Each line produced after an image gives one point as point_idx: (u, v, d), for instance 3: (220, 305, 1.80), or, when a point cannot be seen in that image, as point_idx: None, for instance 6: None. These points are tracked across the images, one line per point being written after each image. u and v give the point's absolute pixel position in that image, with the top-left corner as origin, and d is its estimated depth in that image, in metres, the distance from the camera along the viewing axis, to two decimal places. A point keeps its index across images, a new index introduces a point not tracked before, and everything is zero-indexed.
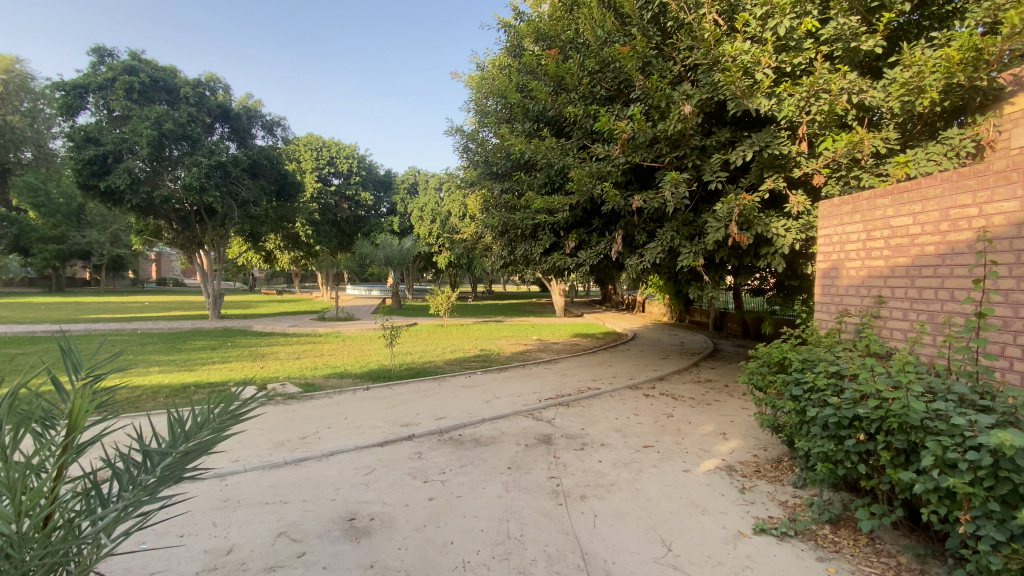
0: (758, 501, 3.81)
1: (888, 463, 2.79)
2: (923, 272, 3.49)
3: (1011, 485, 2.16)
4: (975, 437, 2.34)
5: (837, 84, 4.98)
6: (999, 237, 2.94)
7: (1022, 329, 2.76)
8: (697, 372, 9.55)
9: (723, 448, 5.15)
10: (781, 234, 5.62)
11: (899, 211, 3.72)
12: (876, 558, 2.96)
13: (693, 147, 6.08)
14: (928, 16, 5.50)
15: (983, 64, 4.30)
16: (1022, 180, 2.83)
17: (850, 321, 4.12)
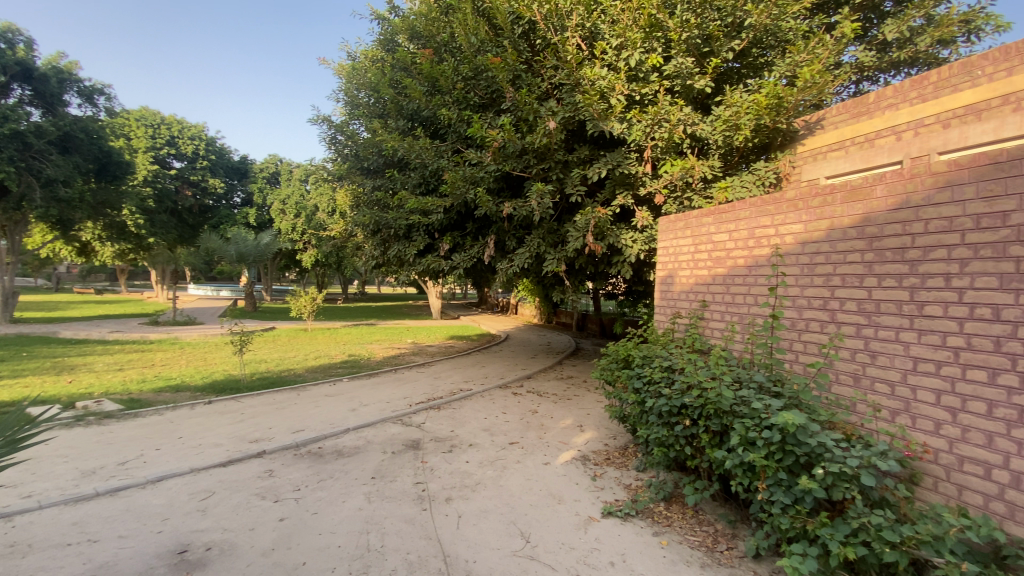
0: (607, 486, 4.19)
1: (707, 444, 3.27)
2: (735, 280, 4.14)
3: (793, 456, 2.67)
4: (768, 418, 2.84)
5: (676, 116, 5.70)
6: (789, 253, 3.61)
7: (804, 328, 3.43)
8: (561, 370, 10.19)
9: (580, 439, 5.57)
10: (630, 245, 6.28)
11: (720, 229, 4.37)
12: (698, 527, 3.44)
13: (557, 160, 6.48)
14: (745, 65, 6.54)
15: (785, 110, 5.25)
16: (804, 209, 3.51)
17: (682, 321, 4.74)
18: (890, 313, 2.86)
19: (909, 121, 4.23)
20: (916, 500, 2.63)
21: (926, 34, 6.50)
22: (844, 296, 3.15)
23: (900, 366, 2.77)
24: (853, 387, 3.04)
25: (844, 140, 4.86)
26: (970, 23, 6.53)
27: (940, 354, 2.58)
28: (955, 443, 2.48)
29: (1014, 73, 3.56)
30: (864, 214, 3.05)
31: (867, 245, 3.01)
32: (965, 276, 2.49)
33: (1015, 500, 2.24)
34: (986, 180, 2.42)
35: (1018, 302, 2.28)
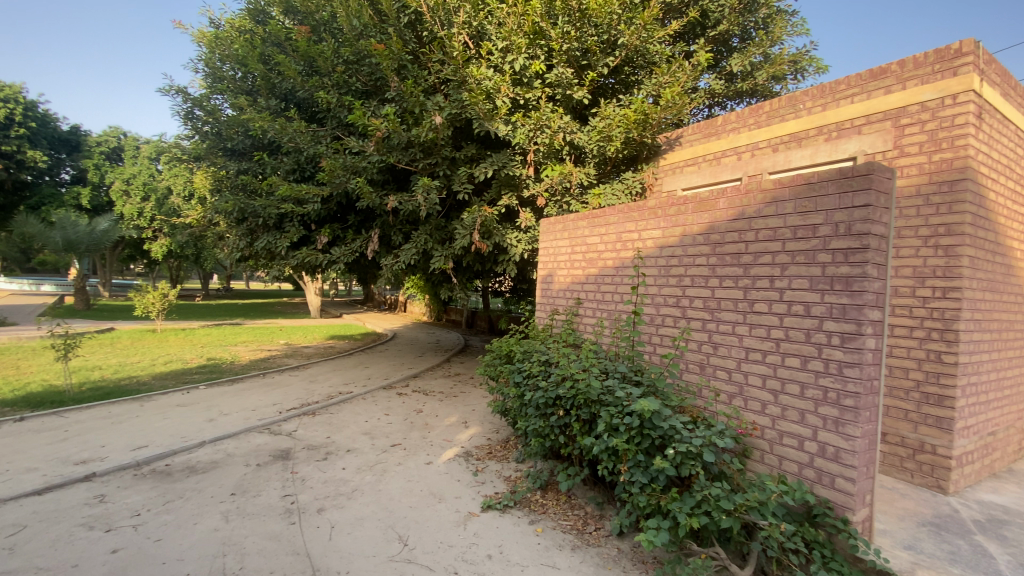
0: (487, 480, 4.26)
1: (579, 432, 3.48)
2: (605, 280, 4.46)
3: (650, 439, 2.95)
4: (630, 405, 3.11)
5: (556, 123, 5.97)
6: (650, 255, 3.97)
7: (661, 323, 3.80)
8: (447, 368, 10.15)
9: (462, 435, 5.59)
10: (514, 244, 6.45)
11: (593, 231, 4.68)
12: (571, 512, 3.65)
13: (443, 156, 6.42)
14: (618, 81, 7.06)
15: (651, 126, 5.76)
16: (661, 216, 3.89)
17: (559, 318, 5.00)
18: (728, 310, 3.28)
19: (748, 143, 4.92)
20: (747, 470, 3.06)
21: (762, 70, 7.61)
22: (694, 294, 3.55)
23: (736, 355, 3.20)
24: (700, 375, 3.44)
25: (697, 157, 5.51)
26: (794, 64, 7.77)
27: (766, 344, 3.03)
28: (777, 420, 2.93)
29: (826, 109, 4.32)
30: (710, 222, 3.46)
31: (712, 249, 3.42)
32: (785, 278, 2.95)
33: (821, 466, 2.71)
34: (801, 198, 2.88)
35: (822, 300, 2.76)
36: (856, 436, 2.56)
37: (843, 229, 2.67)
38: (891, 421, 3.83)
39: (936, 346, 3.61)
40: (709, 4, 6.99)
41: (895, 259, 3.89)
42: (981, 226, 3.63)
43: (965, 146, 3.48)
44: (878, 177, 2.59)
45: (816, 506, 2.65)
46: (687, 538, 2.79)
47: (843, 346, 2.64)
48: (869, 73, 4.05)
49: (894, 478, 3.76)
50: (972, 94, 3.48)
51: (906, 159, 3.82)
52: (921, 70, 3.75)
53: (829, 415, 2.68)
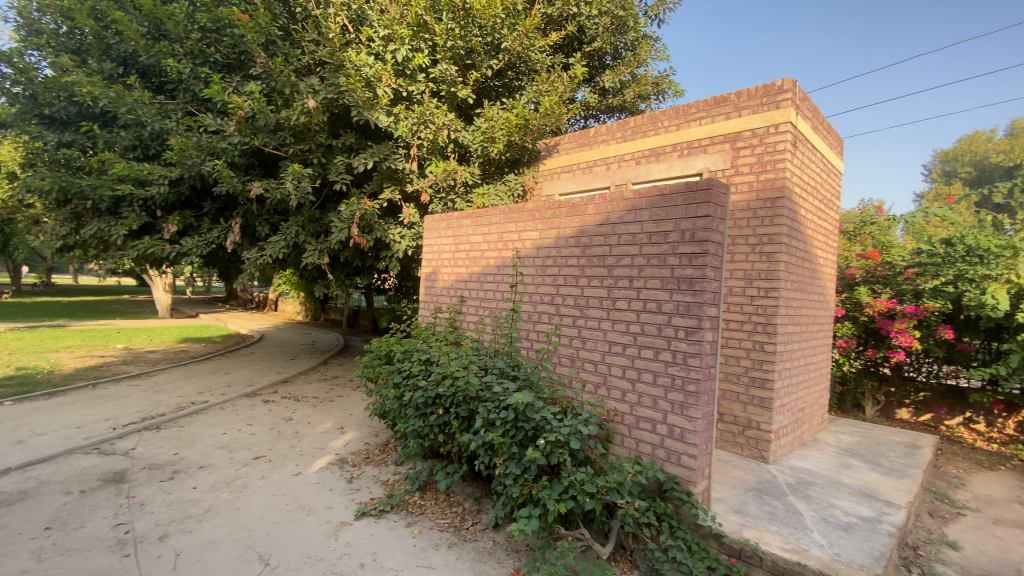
0: (363, 486, 4.07)
1: (457, 429, 3.49)
2: (486, 278, 4.52)
3: (524, 431, 3.06)
4: (505, 400, 3.19)
5: (440, 119, 5.93)
6: (528, 255, 4.10)
7: (537, 320, 3.96)
8: (324, 371, 9.52)
9: (338, 442, 5.28)
10: (397, 240, 6.27)
11: (475, 230, 4.71)
12: (449, 510, 3.63)
13: (318, 144, 6.00)
14: (501, 84, 7.22)
15: (530, 132, 5.97)
16: (538, 219, 4.04)
17: (442, 316, 4.96)
18: (594, 307, 3.52)
19: (616, 154, 5.33)
20: (611, 454, 3.31)
21: (630, 89, 8.34)
22: (566, 293, 3.74)
23: (601, 349, 3.45)
24: (571, 368, 3.64)
25: (573, 164, 5.82)
26: (657, 86, 8.63)
27: (626, 338, 3.30)
28: (635, 406, 3.21)
29: (680, 128, 4.84)
30: (580, 226, 3.68)
31: (582, 251, 3.64)
32: (642, 278, 3.24)
33: (669, 446, 3.02)
34: (655, 207, 3.19)
35: (671, 298, 3.08)
36: (697, 417, 2.90)
37: (688, 235, 3.01)
38: (727, 403, 4.42)
39: (760, 337, 4.23)
40: (585, 21, 7.47)
41: (730, 263, 4.48)
42: (793, 238, 4.34)
43: (782, 169, 4.13)
44: (716, 192, 2.96)
45: (666, 482, 2.95)
46: (556, 523, 2.94)
47: (687, 339, 2.98)
48: (712, 100, 4.62)
49: (730, 452, 4.34)
50: (789, 126, 4.14)
51: (740, 177, 4.43)
52: (752, 102, 4.36)
53: (676, 399, 3.00)
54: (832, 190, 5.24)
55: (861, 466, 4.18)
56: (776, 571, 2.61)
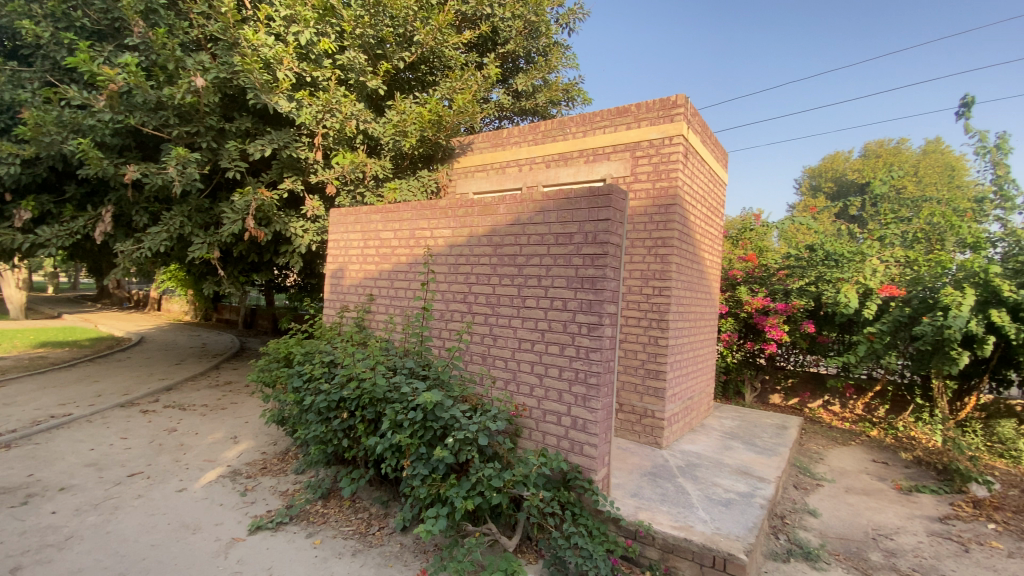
0: (258, 498, 3.79)
1: (363, 432, 3.38)
2: (397, 276, 4.41)
3: (432, 431, 3.05)
4: (413, 400, 3.15)
5: (347, 108, 5.70)
6: (439, 253, 4.06)
7: (448, 318, 3.94)
8: (217, 376, 8.73)
9: (230, 452, 4.87)
10: (300, 234, 5.93)
11: (385, 226, 4.57)
12: (354, 516, 3.50)
13: (207, 127, 5.47)
14: (414, 77, 7.08)
15: (443, 128, 5.91)
16: (451, 217, 4.01)
17: (348, 315, 4.76)
18: (504, 305, 3.58)
19: (528, 157, 5.44)
20: (519, 448, 3.39)
21: (542, 93, 8.57)
22: (476, 291, 3.76)
23: (510, 346, 3.52)
24: (481, 365, 3.67)
25: (486, 164, 5.80)
26: (567, 92, 8.96)
27: (533, 335, 3.40)
28: (541, 400, 3.32)
29: (586, 135, 5.06)
30: (491, 225, 3.72)
31: (492, 250, 3.69)
32: (549, 277, 3.36)
33: (573, 438, 3.15)
34: (561, 209, 3.32)
35: (575, 296, 3.22)
36: (598, 408, 3.06)
37: (591, 237, 3.16)
38: (627, 394, 4.70)
39: (655, 333, 4.56)
40: (499, 22, 7.56)
41: (630, 264, 4.77)
42: (684, 242, 4.73)
43: (675, 179, 4.49)
44: (616, 197, 3.14)
45: (570, 471, 3.08)
46: (464, 520, 2.95)
47: (589, 334, 3.13)
48: (616, 110, 4.89)
49: (629, 440, 4.62)
50: (680, 138, 4.50)
51: (639, 184, 4.73)
52: (650, 114, 4.68)
53: (579, 392, 3.15)
54: (717, 199, 5.78)
55: (740, 447, 4.66)
56: (666, 548, 2.83)
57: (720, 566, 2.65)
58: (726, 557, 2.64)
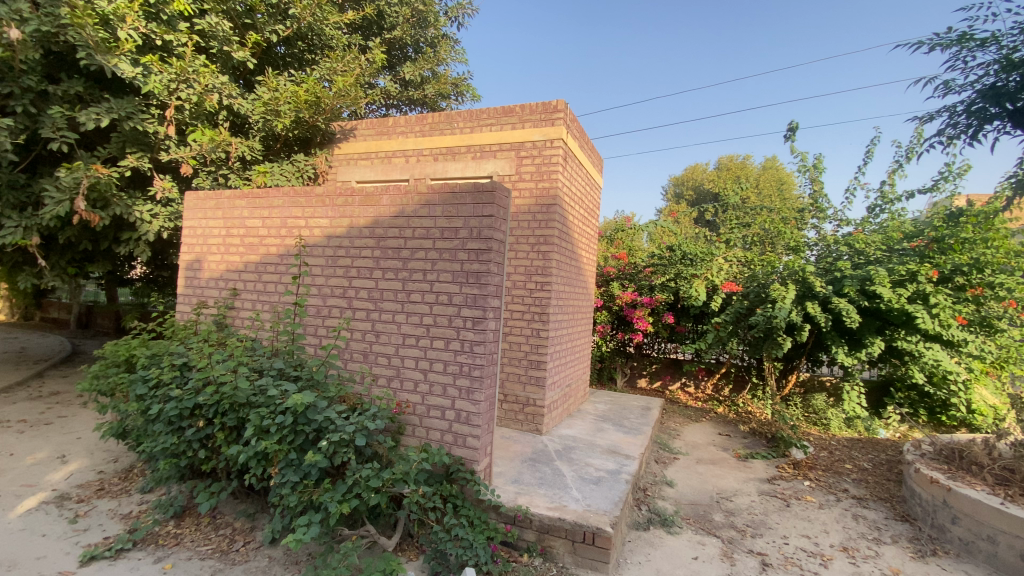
0: (92, 525, 3.25)
1: (223, 441, 3.06)
2: (266, 268, 4.05)
3: (304, 435, 2.87)
4: (282, 403, 2.92)
5: (207, 80, 5.10)
6: (316, 245, 3.80)
7: (326, 313, 3.71)
8: (37, 386, 7.28)
9: (55, 475, 4.10)
10: (147, 220, 5.18)
11: (252, 214, 4.15)
12: (214, 534, 3.16)
13: (23, 88, 4.52)
14: (290, 54, 6.53)
15: (322, 111, 5.53)
16: (330, 205, 3.76)
17: (208, 312, 4.26)
18: (388, 300, 3.47)
19: (414, 148, 5.30)
20: (401, 446, 3.33)
21: (431, 84, 8.43)
22: (358, 285, 3.59)
23: (393, 342, 3.42)
24: (361, 362, 3.52)
25: (370, 152, 5.52)
26: (456, 86, 8.91)
27: (418, 330, 3.34)
28: (425, 396, 3.28)
29: (473, 132, 5.08)
30: (374, 217, 3.56)
31: (375, 243, 3.54)
32: (433, 272, 3.32)
33: (456, 431, 3.17)
34: (447, 204, 3.30)
35: (460, 291, 3.23)
36: (481, 401, 3.11)
37: (475, 233, 3.19)
38: (511, 385, 4.84)
39: (537, 326, 4.75)
40: (384, 6, 7.26)
41: (514, 260, 4.90)
42: (563, 240, 4.99)
43: (555, 180, 4.71)
44: (499, 195, 3.21)
45: (452, 465, 3.11)
46: (340, 524, 2.83)
47: (474, 328, 3.17)
48: (501, 109, 4.97)
49: (512, 429, 4.76)
50: (560, 142, 4.73)
51: (523, 183, 4.88)
52: (534, 116, 4.84)
53: (463, 385, 3.17)
54: (594, 201, 6.18)
55: (611, 428, 5.05)
56: (542, 529, 2.97)
57: (590, 540, 2.86)
58: (594, 531, 2.85)
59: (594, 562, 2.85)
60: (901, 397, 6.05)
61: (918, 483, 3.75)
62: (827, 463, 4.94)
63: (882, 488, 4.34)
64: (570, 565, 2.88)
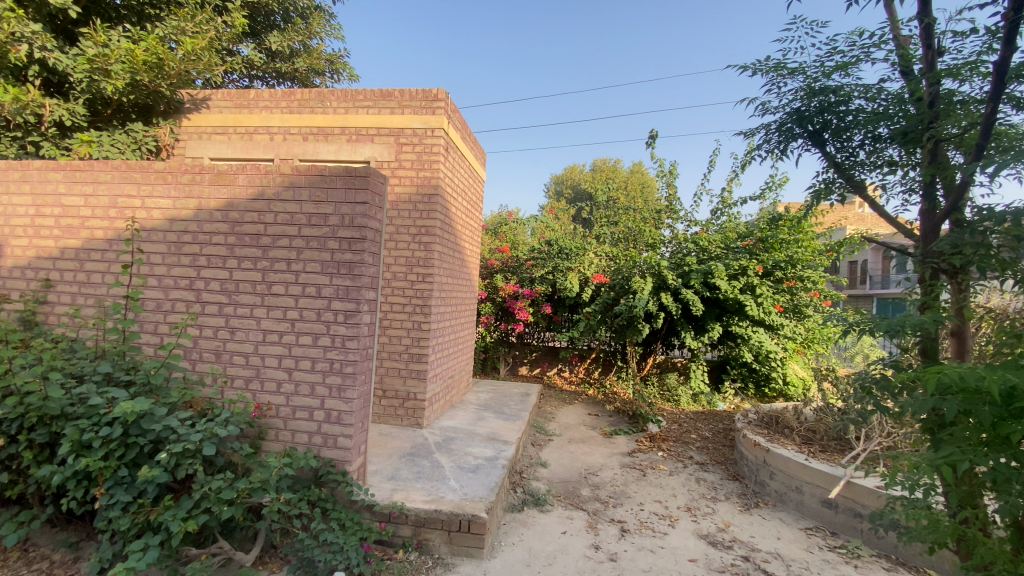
0: None
1: (28, 462, 2.54)
2: (91, 255, 3.41)
3: (138, 447, 2.49)
4: (109, 412, 2.50)
5: (11, 26, 4.12)
6: (155, 229, 3.28)
7: (169, 309, 3.24)
8: None
9: None
10: None
11: (71, 190, 3.46)
12: (23, 571, 2.62)
13: None
14: (126, 5, 5.52)
15: (166, 74, 4.65)
16: (173, 183, 3.26)
17: (9, 308, 3.48)
18: (246, 292, 3.14)
19: (280, 126, 4.83)
20: (262, 452, 3.04)
21: (302, 58, 7.78)
22: (209, 276, 3.19)
23: (253, 339, 3.11)
24: (214, 363, 3.14)
25: (226, 126, 4.91)
26: (331, 63, 8.32)
27: (282, 325, 3.08)
28: (290, 396, 3.04)
29: (347, 113, 4.79)
30: (227, 199, 3.18)
31: (230, 229, 3.17)
32: (299, 262, 3.07)
33: (326, 431, 2.99)
34: (315, 187, 3.07)
35: (330, 282, 3.03)
36: (353, 398, 2.97)
37: (347, 220, 3.02)
38: (390, 379, 4.69)
39: (417, 318, 4.66)
40: None
41: (393, 250, 4.73)
42: (445, 232, 4.94)
43: (436, 170, 4.64)
44: (373, 181, 3.07)
45: (322, 467, 2.92)
46: (186, 544, 2.51)
47: (345, 322, 3.00)
48: (379, 91, 4.76)
49: (391, 424, 4.63)
50: (442, 131, 4.67)
51: (403, 171, 4.72)
52: (414, 103, 4.71)
53: (333, 383, 2.99)
54: (476, 194, 6.21)
55: (491, 416, 5.17)
56: (418, 523, 2.93)
57: (465, 528, 2.89)
58: (470, 519, 2.88)
59: (470, 549, 2.89)
60: (735, 374, 7.03)
61: (746, 447, 4.39)
62: (677, 434, 5.58)
63: (720, 453, 5.01)
64: (446, 555, 2.89)
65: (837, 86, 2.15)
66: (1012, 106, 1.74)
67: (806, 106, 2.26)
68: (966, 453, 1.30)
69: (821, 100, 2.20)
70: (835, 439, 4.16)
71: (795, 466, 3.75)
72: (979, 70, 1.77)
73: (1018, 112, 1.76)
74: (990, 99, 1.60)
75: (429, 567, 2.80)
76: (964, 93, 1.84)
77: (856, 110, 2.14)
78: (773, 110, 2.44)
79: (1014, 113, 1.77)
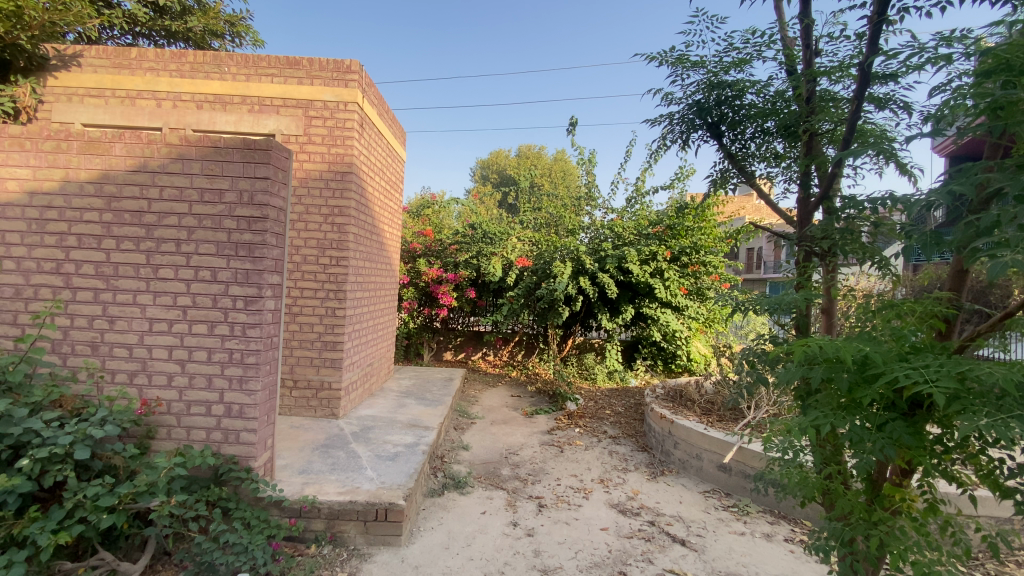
0: None
1: None
2: None
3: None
4: None
5: None
6: (11, 203, 2.81)
7: (32, 296, 2.80)
8: None
9: None
10: None
11: None
12: None
13: None
14: None
15: (26, 24, 3.54)
16: (33, 150, 2.79)
17: None
18: (127, 277, 2.79)
19: (168, 91, 4.33)
20: (151, 453, 2.76)
21: (196, 17, 6.88)
22: (80, 258, 2.80)
23: (137, 328, 2.79)
24: (90, 357, 2.79)
25: (103, 88, 4.23)
26: (232, 24, 7.47)
27: (172, 313, 2.79)
28: (184, 391, 2.78)
29: (249, 80, 4.40)
30: (102, 170, 2.80)
31: (106, 205, 2.79)
32: (191, 243, 2.79)
33: (227, 426, 2.77)
34: (208, 160, 2.79)
35: (227, 266, 2.78)
36: (257, 390, 2.78)
37: (246, 198, 2.78)
38: (301, 369, 4.45)
39: (331, 304, 4.44)
40: None
41: (303, 232, 4.45)
42: (361, 212, 4.72)
43: (351, 147, 4.42)
44: (276, 155, 2.85)
45: (222, 465, 2.71)
46: (58, 559, 2.23)
47: (246, 309, 2.78)
48: (285, 59, 4.40)
49: (303, 417, 4.40)
50: (356, 107, 4.43)
51: (313, 147, 4.44)
52: (324, 73, 4.43)
53: (234, 374, 2.78)
54: (395, 174, 5.98)
55: (412, 402, 5.09)
56: (331, 516, 2.82)
57: (382, 517, 2.83)
58: (387, 507, 2.83)
59: (387, 537, 2.84)
60: (645, 352, 7.46)
61: (653, 420, 4.70)
62: (592, 410, 5.85)
63: (630, 426, 5.33)
64: (362, 546, 2.82)
65: (733, 81, 2.29)
66: (873, 105, 1.95)
67: (705, 99, 2.39)
68: (828, 417, 1.46)
69: (718, 93, 2.34)
70: (729, 410, 4.58)
71: (696, 434, 4.07)
72: (847, 73, 1.97)
73: (878, 111, 1.98)
74: (855, 98, 1.79)
75: (344, 559, 2.71)
76: (836, 93, 2.05)
77: (748, 104, 2.31)
78: (677, 101, 2.55)
79: (875, 112, 1.98)
